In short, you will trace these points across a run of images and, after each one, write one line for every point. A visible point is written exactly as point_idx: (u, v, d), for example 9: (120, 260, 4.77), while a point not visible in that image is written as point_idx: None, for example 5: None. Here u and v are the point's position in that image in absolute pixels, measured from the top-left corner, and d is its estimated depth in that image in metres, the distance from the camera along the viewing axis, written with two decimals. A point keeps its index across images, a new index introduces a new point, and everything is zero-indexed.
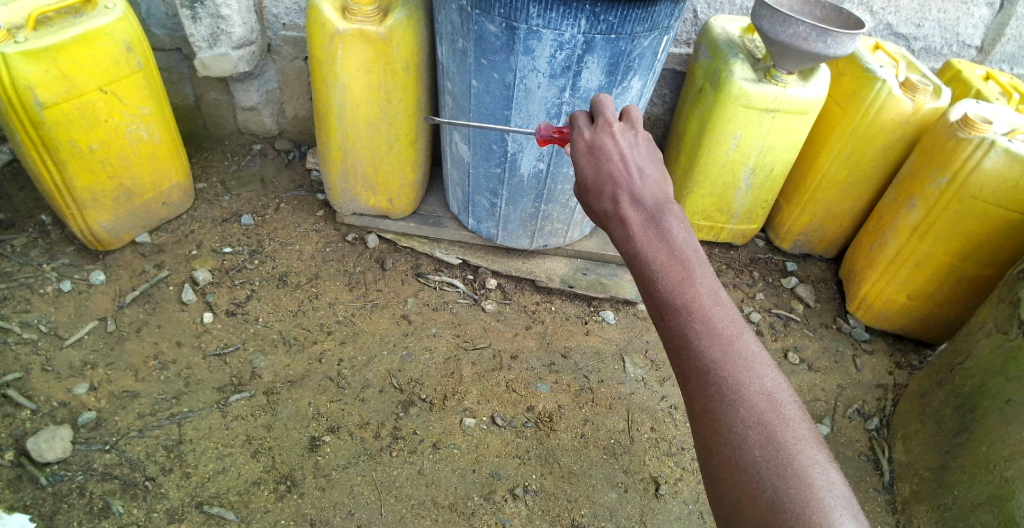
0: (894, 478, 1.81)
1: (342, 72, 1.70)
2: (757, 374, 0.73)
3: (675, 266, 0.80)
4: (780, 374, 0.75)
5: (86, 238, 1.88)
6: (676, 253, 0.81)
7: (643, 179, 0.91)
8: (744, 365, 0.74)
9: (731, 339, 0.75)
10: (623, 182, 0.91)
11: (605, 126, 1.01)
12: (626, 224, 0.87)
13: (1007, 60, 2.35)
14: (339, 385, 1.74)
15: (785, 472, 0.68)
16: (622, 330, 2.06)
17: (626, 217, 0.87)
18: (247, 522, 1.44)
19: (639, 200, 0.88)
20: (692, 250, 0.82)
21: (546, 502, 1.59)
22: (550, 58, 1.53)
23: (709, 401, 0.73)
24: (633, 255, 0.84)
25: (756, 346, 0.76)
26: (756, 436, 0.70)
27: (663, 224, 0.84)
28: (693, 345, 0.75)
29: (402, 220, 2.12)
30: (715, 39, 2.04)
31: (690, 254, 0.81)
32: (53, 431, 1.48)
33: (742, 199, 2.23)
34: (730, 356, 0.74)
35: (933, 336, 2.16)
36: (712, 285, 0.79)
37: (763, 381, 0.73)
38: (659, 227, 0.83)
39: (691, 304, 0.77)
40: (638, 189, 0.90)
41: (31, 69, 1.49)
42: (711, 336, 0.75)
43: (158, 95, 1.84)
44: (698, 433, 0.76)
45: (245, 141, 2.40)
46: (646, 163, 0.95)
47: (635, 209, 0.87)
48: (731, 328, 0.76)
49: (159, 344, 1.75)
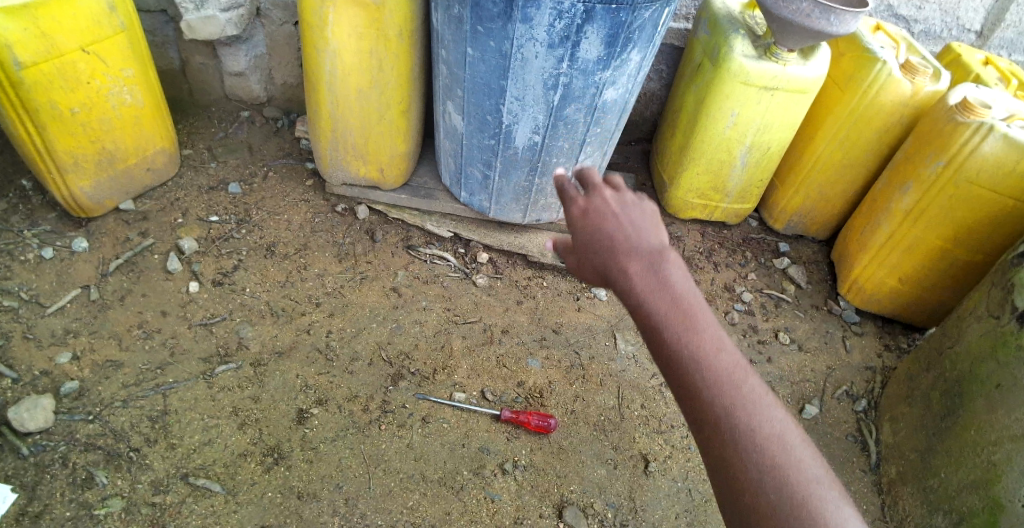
0: (880, 459, 1.84)
1: (333, 38, 1.63)
2: (767, 416, 0.73)
3: (679, 316, 0.79)
4: (786, 412, 0.75)
5: (68, 204, 1.82)
6: (679, 303, 0.80)
7: (636, 231, 0.89)
8: (754, 409, 0.73)
9: (737, 385, 0.75)
10: (620, 237, 0.89)
11: (592, 185, 0.96)
12: (629, 277, 0.84)
13: (1005, 46, 2.32)
14: (327, 358, 1.72)
15: (805, 516, 0.66)
16: (613, 307, 2.05)
17: (627, 271, 0.85)
18: (233, 494, 1.43)
19: (637, 252, 0.86)
20: (693, 297, 0.81)
21: (536, 477, 1.59)
22: (548, 27, 1.48)
23: (724, 448, 0.72)
24: (637, 308, 0.82)
25: (761, 388, 0.76)
26: (772, 478, 0.69)
27: (663, 271, 0.84)
28: (703, 395, 0.74)
29: (392, 192, 2.08)
30: (716, 14, 1.99)
31: (691, 302, 0.81)
32: (35, 401, 1.45)
33: (738, 178, 2.20)
34: (739, 401, 0.73)
35: (921, 320, 2.17)
36: (716, 333, 0.78)
37: (773, 422, 0.73)
38: (659, 278, 0.83)
39: (698, 354, 0.76)
40: (636, 244, 0.87)
41: (9, 26, 1.41)
42: (719, 384, 0.74)
43: (143, 58, 1.77)
44: (714, 480, 0.74)
45: (232, 108, 2.33)
46: (639, 216, 0.92)
47: (634, 262, 0.85)
48: (737, 373, 0.75)
49: (143, 314, 1.71)
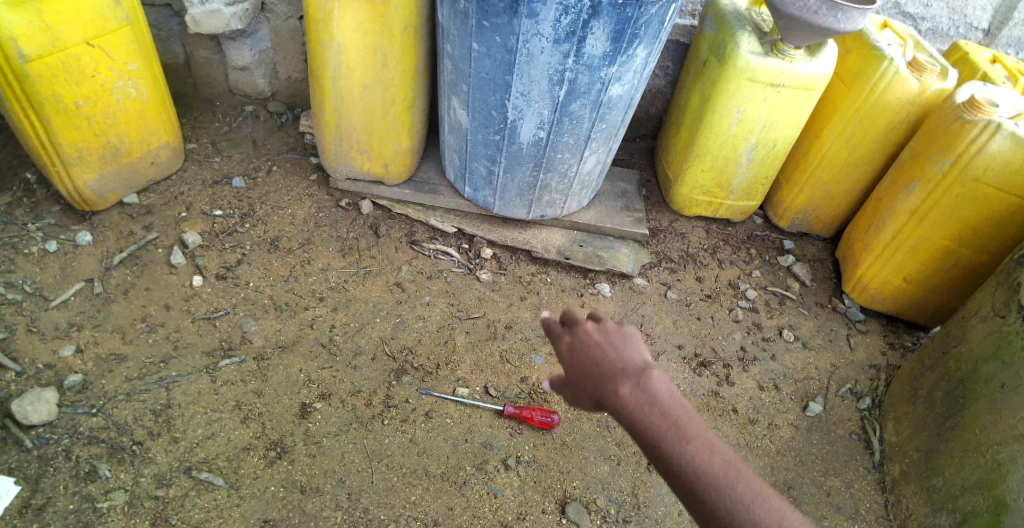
0: (884, 458, 1.82)
1: (338, 32, 1.63)
2: (768, 506, 0.76)
3: (671, 429, 0.81)
4: (786, 499, 0.77)
5: (72, 198, 1.82)
6: (669, 416, 0.83)
7: (619, 350, 0.92)
8: (755, 502, 0.76)
9: (735, 485, 0.77)
10: (607, 361, 0.91)
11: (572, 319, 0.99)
12: (621, 400, 0.86)
13: (1013, 44, 2.30)
14: (330, 352, 1.72)
15: None
16: (617, 303, 2.04)
17: (619, 394, 0.86)
18: (236, 488, 1.43)
19: (624, 373, 0.88)
20: (681, 407, 0.84)
21: (539, 473, 1.59)
22: (554, 23, 1.48)
23: None
24: (633, 429, 0.84)
25: (758, 482, 0.78)
26: None
27: (650, 389, 0.86)
28: (708, 500, 0.77)
29: (396, 187, 2.08)
30: (723, 10, 1.98)
31: (680, 413, 0.83)
32: (38, 394, 1.45)
33: (743, 175, 2.19)
34: (739, 498, 0.76)
35: (926, 319, 2.16)
36: (707, 439, 0.81)
37: (774, 512, 0.75)
38: (648, 396, 0.85)
39: (697, 465, 0.78)
40: (623, 366, 0.89)
41: (14, 19, 1.41)
42: (720, 488, 0.77)
43: (147, 52, 1.77)
44: None
45: (236, 103, 2.32)
46: (620, 338, 0.94)
47: (623, 384, 0.87)
48: (733, 472, 0.78)
49: (147, 307, 1.71)
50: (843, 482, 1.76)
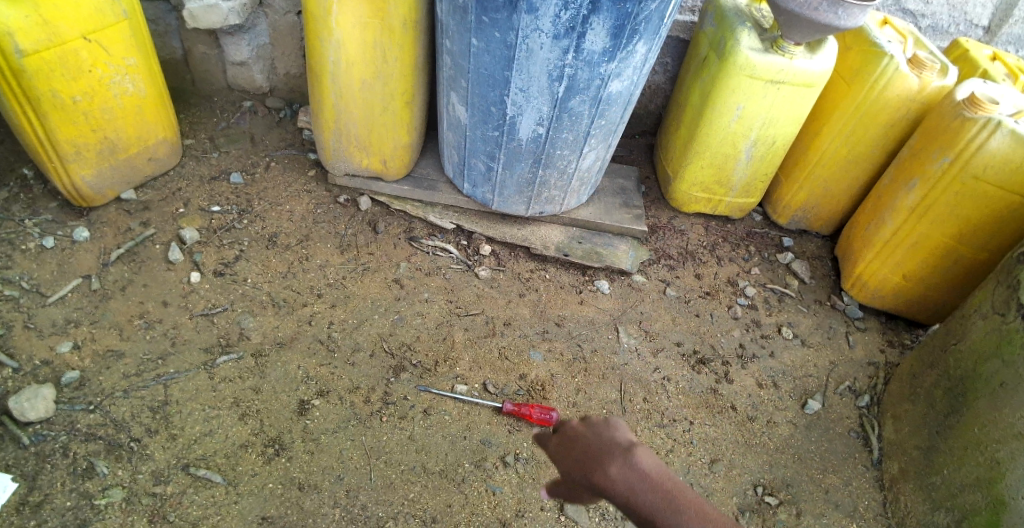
0: (883, 455, 1.82)
1: (337, 28, 1.62)
2: None
3: (661, 496, 0.80)
4: None
5: (69, 194, 1.81)
6: (657, 485, 0.81)
7: (604, 435, 0.91)
8: None
9: None
10: (594, 446, 0.89)
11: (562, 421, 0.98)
12: (610, 480, 0.84)
13: (1013, 42, 2.29)
14: (328, 348, 1.71)
15: None
16: (615, 300, 2.04)
17: (607, 473, 0.84)
18: (234, 485, 1.42)
19: (610, 453, 0.87)
20: (667, 476, 0.82)
21: (537, 470, 1.59)
22: (554, 18, 1.47)
23: None
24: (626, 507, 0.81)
25: None
26: None
27: (635, 463, 0.84)
28: None
29: (394, 183, 2.07)
30: (723, 6, 1.97)
31: (667, 484, 0.81)
32: (35, 390, 1.44)
33: (742, 172, 2.18)
34: None
35: (925, 317, 2.16)
36: (695, 499, 0.79)
37: None
38: (634, 471, 0.83)
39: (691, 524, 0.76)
40: (609, 448, 0.87)
41: (10, 13, 1.40)
42: None
43: (145, 47, 1.76)
44: None
45: (234, 98, 2.31)
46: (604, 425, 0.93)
47: (611, 464, 0.85)
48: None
49: (144, 304, 1.71)
50: (841, 479, 1.76)
